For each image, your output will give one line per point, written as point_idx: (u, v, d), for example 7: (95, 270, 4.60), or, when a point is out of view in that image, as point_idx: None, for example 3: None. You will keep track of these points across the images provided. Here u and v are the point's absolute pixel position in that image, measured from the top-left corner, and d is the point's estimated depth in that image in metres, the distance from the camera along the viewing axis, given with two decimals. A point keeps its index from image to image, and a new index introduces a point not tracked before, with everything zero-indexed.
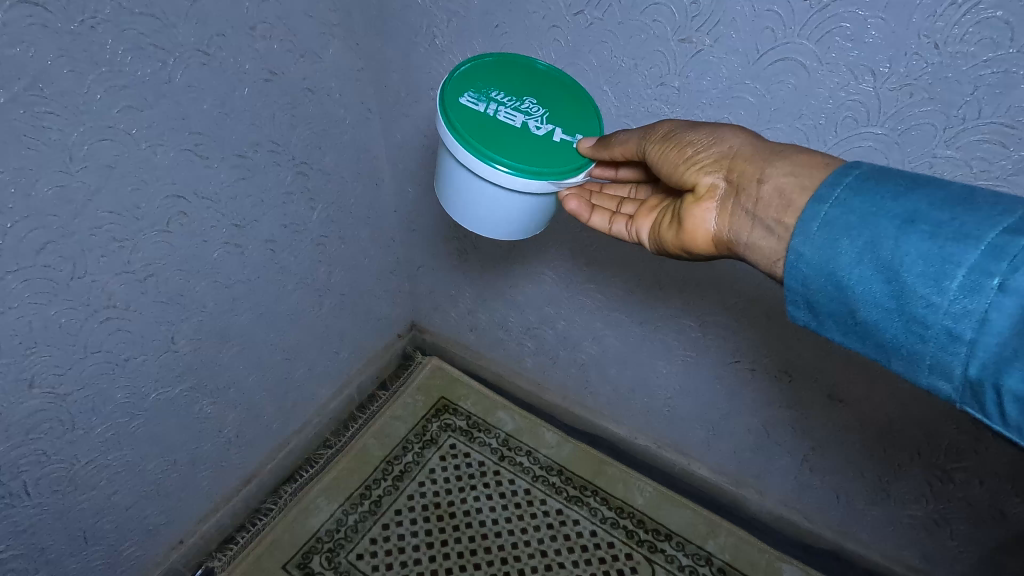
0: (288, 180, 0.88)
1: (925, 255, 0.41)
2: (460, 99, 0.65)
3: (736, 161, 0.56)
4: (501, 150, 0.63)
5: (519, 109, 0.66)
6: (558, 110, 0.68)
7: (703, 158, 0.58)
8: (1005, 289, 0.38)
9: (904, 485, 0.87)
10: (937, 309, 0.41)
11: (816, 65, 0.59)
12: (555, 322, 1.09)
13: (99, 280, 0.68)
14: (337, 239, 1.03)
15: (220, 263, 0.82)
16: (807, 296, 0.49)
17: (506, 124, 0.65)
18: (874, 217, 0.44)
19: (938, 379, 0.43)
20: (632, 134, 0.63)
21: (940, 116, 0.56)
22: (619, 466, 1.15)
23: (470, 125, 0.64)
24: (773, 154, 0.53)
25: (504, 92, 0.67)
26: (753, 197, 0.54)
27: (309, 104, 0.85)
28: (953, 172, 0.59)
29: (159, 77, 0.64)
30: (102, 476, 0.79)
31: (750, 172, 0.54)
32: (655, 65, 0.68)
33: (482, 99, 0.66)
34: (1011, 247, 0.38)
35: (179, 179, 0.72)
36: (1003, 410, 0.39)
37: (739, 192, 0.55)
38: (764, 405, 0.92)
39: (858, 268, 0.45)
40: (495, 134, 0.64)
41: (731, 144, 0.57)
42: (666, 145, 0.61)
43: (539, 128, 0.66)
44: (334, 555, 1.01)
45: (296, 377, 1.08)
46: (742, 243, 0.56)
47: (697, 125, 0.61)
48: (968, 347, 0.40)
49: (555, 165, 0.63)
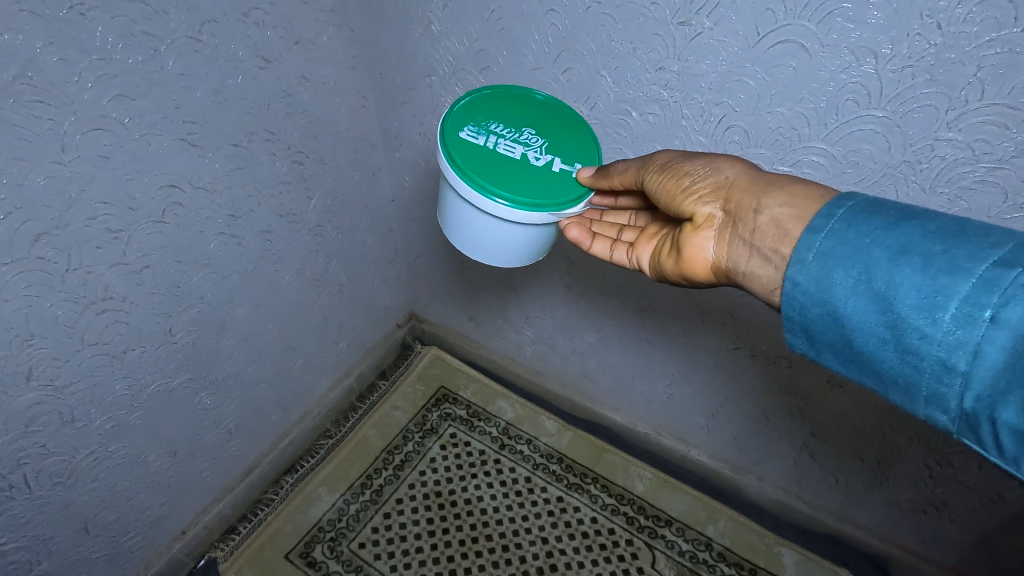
0: (284, 170, 0.87)
1: (918, 287, 0.41)
2: (460, 133, 0.66)
3: (732, 193, 0.56)
4: (501, 183, 0.63)
5: (519, 141, 0.66)
6: (556, 139, 0.68)
7: (699, 188, 0.58)
8: (996, 322, 0.38)
9: (904, 470, 0.87)
10: (931, 340, 0.41)
11: (817, 47, 0.58)
12: (555, 311, 1.08)
13: (95, 272, 0.67)
14: (335, 229, 1.03)
15: (216, 254, 0.82)
16: (804, 324, 0.49)
17: (506, 157, 0.65)
18: (868, 247, 0.45)
19: (934, 410, 0.43)
20: (631, 163, 0.63)
21: (943, 98, 0.56)
22: (618, 453, 1.15)
23: (470, 159, 0.64)
24: (768, 187, 0.53)
25: (503, 124, 0.67)
26: (750, 226, 0.53)
27: (304, 92, 0.84)
28: (955, 155, 0.59)
29: (151, 65, 0.63)
30: (103, 467, 0.79)
31: (747, 202, 0.54)
32: (654, 49, 0.67)
33: (482, 131, 0.66)
34: (1001, 280, 0.39)
35: (173, 169, 0.71)
36: (998, 443, 0.39)
37: (736, 222, 0.55)
38: (764, 392, 0.92)
39: (852, 299, 0.45)
40: (495, 167, 0.64)
41: (727, 174, 0.57)
42: (663, 174, 0.61)
43: (538, 159, 0.65)
44: (336, 543, 1.01)
45: (295, 368, 1.08)
46: (740, 271, 0.56)
47: (694, 155, 0.61)
48: (963, 379, 0.40)
49: (556, 197, 0.63)
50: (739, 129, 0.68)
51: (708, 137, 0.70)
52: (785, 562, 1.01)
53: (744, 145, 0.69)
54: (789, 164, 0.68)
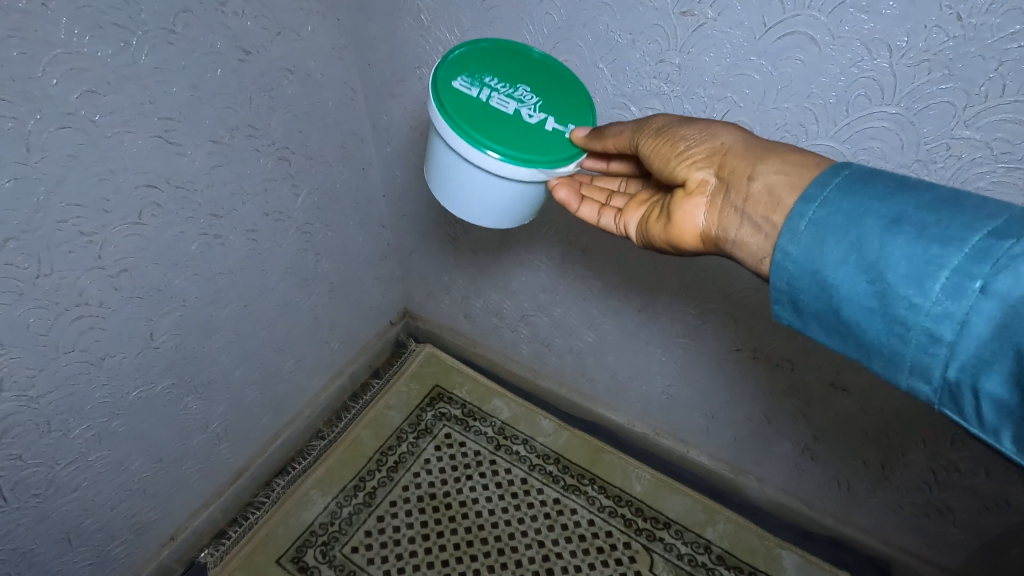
0: (269, 167, 0.84)
1: (909, 257, 0.39)
2: (452, 83, 0.61)
3: (726, 160, 0.53)
4: (492, 135, 0.59)
5: (513, 95, 0.62)
6: (551, 97, 0.64)
7: (693, 153, 0.55)
8: (985, 292, 0.37)
9: (908, 474, 0.85)
10: (919, 310, 0.39)
11: (828, 40, 0.55)
12: (552, 309, 1.06)
13: (69, 277, 0.65)
14: (324, 227, 0.99)
15: (198, 255, 0.79)
16: (792, 293, 0.46)
17: (499, 111, 0.61)
18: (861, 216, 0.42)
19: (916, 381, 0.41)
20: (626, 125, 0.59)
21: (961, 95, 0.53)
22: (617, 453, 1.13)
23: (461, 110, 0.60)
24: (766, 155, 0.51)
25: (498, 77, 0.63)
26: (742, 193, 0.51)
27: (288, 85, 0.81)
28: (972, 154, 0.56)
29: (122, 59, 0.60)
30: (85, 476, 0.77)
31: (741, 169, 0.51)
32: (654, 40, 0.64)
33: (476, 83, 0.62)
34: (994, 251, 0.37)
35: (149, 167, 0.67)
36: (978, 413, 0.38)
37: (729, 188, 0.52)
38: (766, 393, 0.90)
39: (842, 268, 0.42)
40: (486, 119, 0.60)
41: (723, 140, 0.54)
42: (658, 138, 0.57)
43: (531, 116, 0.62)
44: (328, 548, 0.99)
45: (285, 369, 1.05)
46: (729, 239, 0.53)
47: (690, 120, 0.57)
48: (948, 349, 0.38)
49: (547, 155, 0.60)
50: (743, 125, 0.65)
51: None
52: (786, 565, 0.99)
53: None
54: None
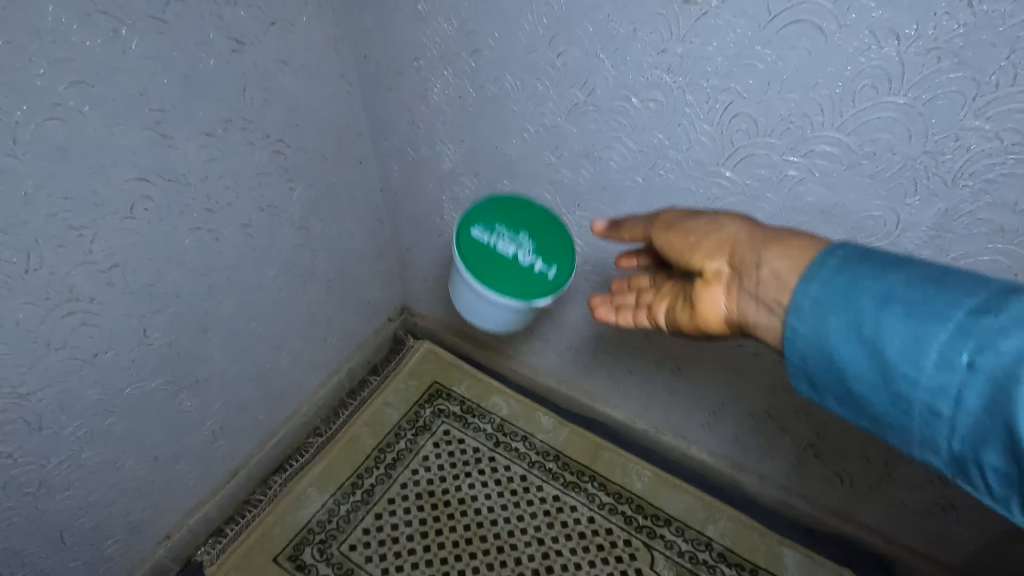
0: (264, 160, 0.82)
1: (903, 335, 0.38)
2: (469, 225, 0.81)
3: (733, 248, 0.50)
4: (491, 275, 0.79)
5: (513, 242, 0.80)
6: (544, 237, 0.79)
7: (701, 244, 0.53)
8: (973, 368, 0.36)
9: (912, 472, 0.84)
10: (916, 386, 0.38)
11: (834, 28, 0.54)
12: (551, 305, 1.04)
13: (59, 272, 0.64)
14: (320, 222, 0.98)
15: (192, 251, 0.77)
16: (805, 371, 0.44)
17: (501, 254, 0.79)
18: (855, 296, 0.41)
19: (927, 453, 0.39)
20: (641, 220, 0.61)
21: (971, 84, 0.51)
22: (617, 450, 1.11)
23: (472, 255, 0.80)
24: (771, 241, 0.47)
25: (505, 228, 0.80)
26: (751, 280, 0.47)
27: (283, 77, 0.79)
28: (982, 145, 0.54)
29: (112, 48, 0.59)
30: (78, 475, 0.76)
31: (747, 257, 0.48)
32: (656, 30, 0.62)
33: (488, 233, 0.80)
34: (980, 327, 0.36)
35: (140, 161, 0.66)
36: (988, 485, 0.37)
37: (740, 276, 0.49)
38: (769, 391, 0.89)
39: (844, 345, 0.41)
40: (489, 260, 0.79)
41: (728, 229, 0.52)
42: (669, 232, 0.57)
43: (525, 259, 0.79)
44: (326, 546, 0.98)
45: (282, 366, 1.04)
46: (751, 325, 0.48)
47: (697, 214, 0.56)
48: (948, 424, 0.37)
49: (532, 293, 0.78)
50: (747, 117, 0.63)
51: (713, 126, 0.66)
52: (788, 563, 0.98)
53: (752, 134, 0.64)
54: (801, 154, 0.63)
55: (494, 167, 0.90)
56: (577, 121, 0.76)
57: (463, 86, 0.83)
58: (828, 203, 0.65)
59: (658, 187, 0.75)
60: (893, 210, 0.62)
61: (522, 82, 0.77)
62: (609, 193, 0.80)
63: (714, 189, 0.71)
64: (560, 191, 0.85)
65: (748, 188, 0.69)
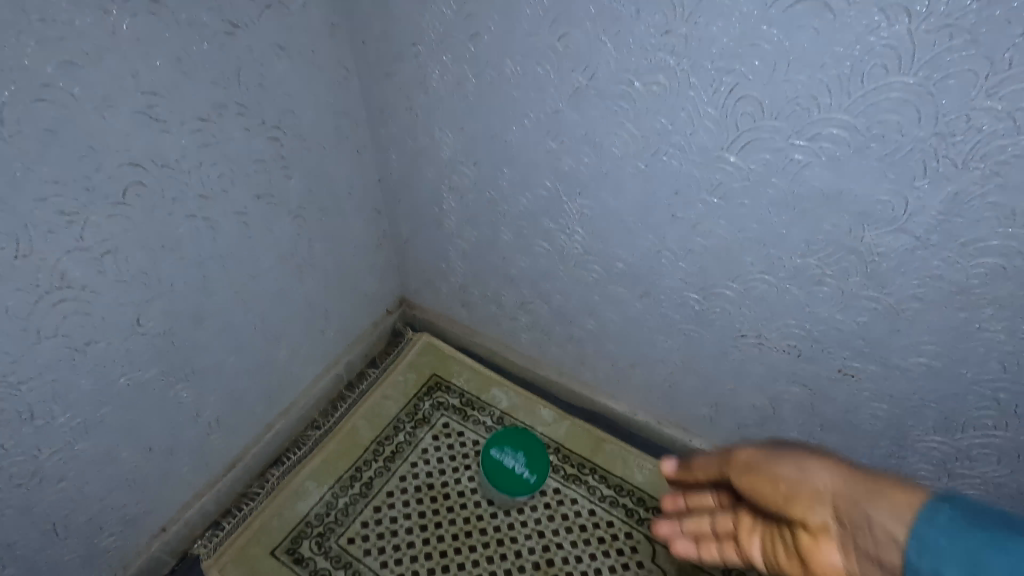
0: (260, 147, 0.81)
1: None
2: (492, 450, 1.01)
3: (833, 498, 0.43)
4: (493, 469, 0.99)
5: (514, 464, 1.00)
6: (535, 472, 1.00)
7: (791, 489, 0.46)
8: None
9: (918, 462, 0.81)
10: None
11: (843, 6, 0.52)
12: (552, 296, 1.03)
13: (49, 258, 0.62)
14: (318, 212, 0.96)
15: (186, 239, 0.76)
16: None
17: (503, 465, 1.00)
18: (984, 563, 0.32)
19: None
20: (711, 458, 0.60)
21: (984, 62, 0.50)
22: (618, 442, 1.10)
23: (487, 460, 1.00)
24: (873, 491, 0.40)
25: (513, 457, 1.01)
26: (862, 539, 0.39)
27: (279, 62, 0.78)
28: (994, 126, 0.53)
29: (102, 28, 0.58)
30: (71, 467, 0.75)
31: (853, 511, 0.40)
32: (659, 11, 0.61)
33: (504, 456, 1.01)
34: None
35: (132, 146, 0.65)
36: None
37: (855, 533, 0.40)
38: (772, 380, 0.86)
39: None
40: (495, 469, 1.00)
41: (818, 471, 0.45)
42: (749, 473, 0.52)
43: (519, 472, 1.00)
44: (324, 539, 0.98)
45: (280, 359, 1.03)
46: None
47: (780, 448, 0.51)
48: None
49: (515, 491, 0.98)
50: (752, 99, 0.62)
51: (717, 109, 0.65)
52: None
53: (757, 117, 0.63)
54: (807, 138, 0.62)
55: (494, 155, 0.88)
56: (579, 106, 0.74)
57: (462, 72, 0.81)
58: (834, 188, 0.63)
59: (661, 173, 0.74)
60: (901, 193, 0.60)
61: (523, 66, 0.75)
62: (611, 180, 0.79)
63: (717, 175, 0.70)
64: (561, 178, 0.84)
65: (753, 173, 0.67)
